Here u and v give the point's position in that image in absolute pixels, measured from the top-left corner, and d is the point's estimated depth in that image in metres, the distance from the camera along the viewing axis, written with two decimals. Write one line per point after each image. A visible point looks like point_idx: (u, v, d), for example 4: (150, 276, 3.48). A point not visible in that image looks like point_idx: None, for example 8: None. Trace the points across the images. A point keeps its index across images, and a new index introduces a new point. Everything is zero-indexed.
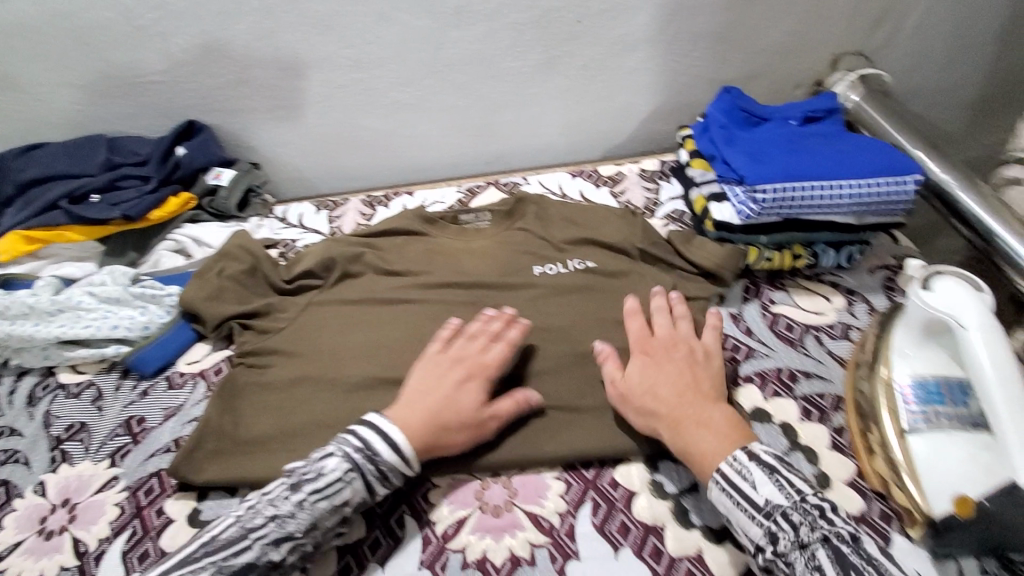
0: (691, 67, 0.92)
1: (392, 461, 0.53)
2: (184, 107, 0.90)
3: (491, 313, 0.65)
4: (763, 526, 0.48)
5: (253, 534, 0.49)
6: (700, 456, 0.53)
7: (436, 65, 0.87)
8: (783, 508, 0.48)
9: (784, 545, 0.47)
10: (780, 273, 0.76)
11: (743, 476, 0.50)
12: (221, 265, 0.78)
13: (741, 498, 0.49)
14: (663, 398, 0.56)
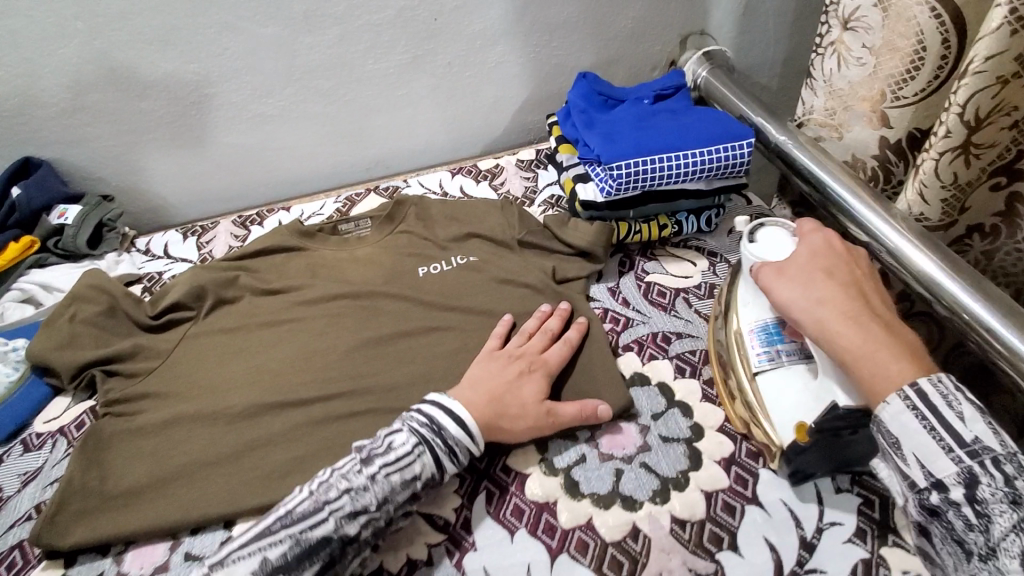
0: (553, 56, 0.94)
1: (458, 437, 0.55)
2: (13, 142, 0.81)
3: (548, 312, 0.68)
4: (959, 466, 0.42)
5: (333, 505, 0.50)
6: (871, 373, 0.47)
7: (293, 73, 0.84)
8: (991, 450, 0.42)
9: (986, 490, 0.41)
10: (651, 244, 0.80)
11: (950, 407, 0.44)
12: (73, 309, 0.72)
13: (939, 427, 0.43)
14: (823, 319, 0.51)
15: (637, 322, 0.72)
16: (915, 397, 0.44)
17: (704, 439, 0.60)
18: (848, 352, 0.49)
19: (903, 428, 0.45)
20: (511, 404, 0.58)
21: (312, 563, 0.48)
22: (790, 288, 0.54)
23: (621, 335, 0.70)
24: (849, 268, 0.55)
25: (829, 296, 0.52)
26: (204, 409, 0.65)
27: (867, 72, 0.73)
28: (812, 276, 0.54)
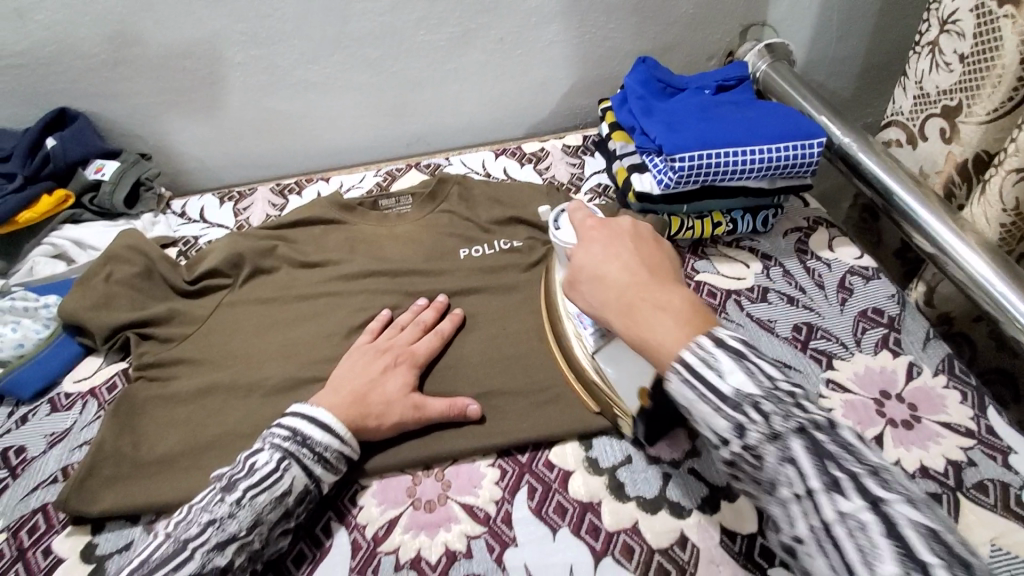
0: (609, 38, 0.91)
1: (328, 442, 0.52)
2: (52, 92, 0.79)
3: (422, 304, 0.67)
4: (731, 419, 0.37)
5: (191, 544, 0.46)
6: (649, 350, 0.41)
7: (342, 39, 0.81)
8: (753, 398, 0.37)
9: (753, 437, 0.36)
10: (701, 241, 0.77)
11: (709, 366, 0.38)
12: (109, 269, 0.70)
13: (703, 389, 0.38)
14: (607, 278, 0.45)
15: None
16: (680, 365, 0.39)
17: None
18: (637, 337, 0.42)
19: (683, 399, 0.39)
20: (375, 402, 0.55)
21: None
22: (593, 287, 0.46)
23: None
24: (633, 248, 0.47)
25: (632, 278, 0.44)
26: (239, 379, 0.64)
27: (955, 79, 0.69)
28: (606, 263, 0.46)
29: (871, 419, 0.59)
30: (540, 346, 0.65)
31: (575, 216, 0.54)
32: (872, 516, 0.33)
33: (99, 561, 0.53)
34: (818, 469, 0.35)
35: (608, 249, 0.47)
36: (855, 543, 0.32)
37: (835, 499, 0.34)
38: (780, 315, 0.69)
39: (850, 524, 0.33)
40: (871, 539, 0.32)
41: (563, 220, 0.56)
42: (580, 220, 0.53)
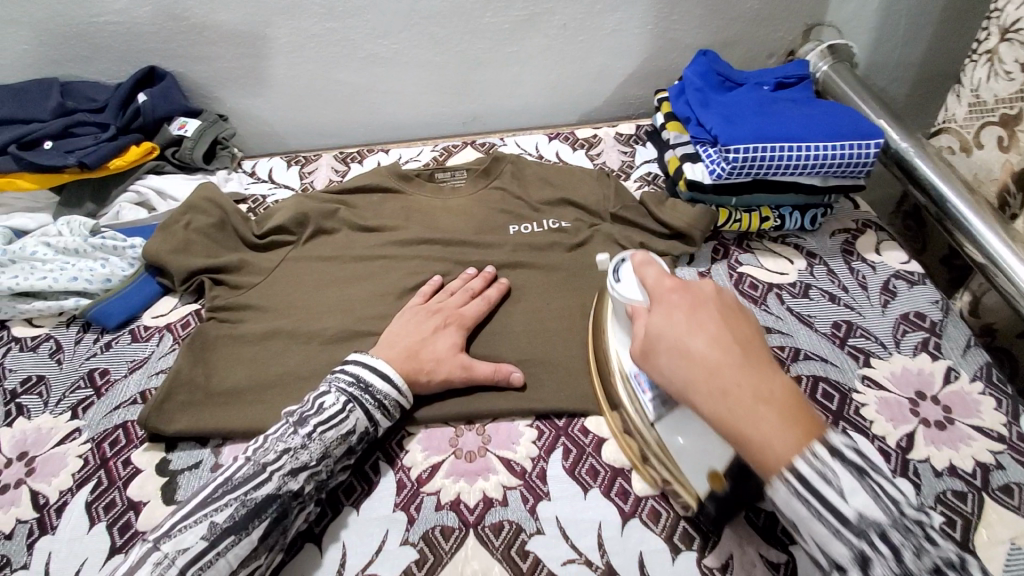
0: (671, 30, 0.92)
1: (387, 391, 0.56)
2: (144, 52, 0.85)
3: (472, 273, 0.70)
4: (850, 547, 0.36)
5: (270, 467, 0.50)
6: (761, 455, 0.38)
7: (413, 16, 0.84)
8: (878, 526, 0.36)
9: (880, 573, 0.35)
10: (748, 234, 0.78)
11: (826, 480, 0.37)
12: (188, 218, 0.76)
13: (822, 509, 0.37)
14: (693, 357, 0.41)
15: None
16: (798, 474, 0.37)
17: None
18: (749, 441, 0.38)
19: (792, 512, 0.38)
20: (426, 357, 0.59)
21: (260, 521, 0.49)
22: (676, 357, 0.42)
23: None
24: (721, 313, 0.43)
25: (719, 356, 0.40)
26: (300, 327, 0.69)
27: (1016, 88, 0.69)
28: (689, 335, 0.42)
29: (904, 417, 0.61)
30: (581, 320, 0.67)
31: (644, 268, 0.50)
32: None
33: (172, 475, 0.58)
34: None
35: (695, 313, 0.43)
36: None
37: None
38: (821, 312, 0.70)
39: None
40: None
41: (623, 272, 0.54)
42: (654, 279, 0.48)
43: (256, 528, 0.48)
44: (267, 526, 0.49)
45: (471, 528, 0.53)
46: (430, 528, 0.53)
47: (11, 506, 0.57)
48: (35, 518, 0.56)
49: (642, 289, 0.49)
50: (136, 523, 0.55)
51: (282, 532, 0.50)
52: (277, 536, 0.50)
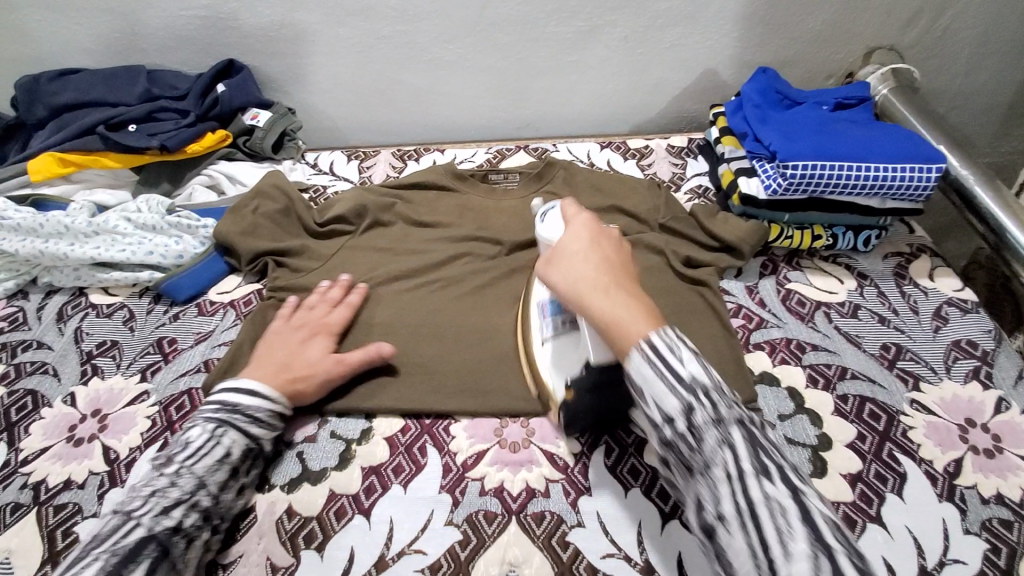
0: (728, 47, 0.93)
1: (258, 404, 0.58)
2: (225, 45, 0.91)
3: (327, 285, 0.71)
4: (682, 399, 0.42)
5: (141, 514, 0.49)
6: (619, 333, 0.45)
7: (479, 23, 0.88)
8: (705, 387, 0.42)
9: (700, 417, 0.42)
10: (798, 252, 0.79)
11: (672, 350, 0.43)
12: (256, 202, 0.80)
13: (663, 368, 0.43)
14: (586, 265, 0.50)
15: (771, 324, 0.71)
16: (648, 344, 0.44)
17: (831, 451, 0.59)
18: (609, 317, 0.46)
19: (643, 377, 0.43)
20: (299, 366, 0.61)
21: (138, 563, 0.46)
22: (558, 262, 0.51)
23: (752, 333, 0.70)
24: (612, 244, 0.53)
25: (602, 268, 0.50)
26: (355, 311, 0.72)
27: None
28: (585, 252, 0.51)
29: (952, 442, 0.60)
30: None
31: (566, 210, 0.58)
32: (791, 501, 0.39)
33: None
34: (751, 455, 0.41)
35: (581, 242, 0.52)
36: (774, 522, 0.38)
37: (764, 483, 0.40)
38: (869, 333, 0.70)
39: (772, 506, 0.39)
40: (788, 521, 0.38)
41: (548, 214, 0.60)
42: (573, 217, 0.56)
43: (135, 570, 0.46)
44: (149, 566, 0.47)
45: (514, 515, 0.55)
46: (475, 512, 0.55)
47: (84, 459, 0.61)
48: (106, 471, 0.60)
49: (556, 226, 0.58)
50: None
51: (174, 569, 0.48)
52: (168, 572, 0.48)
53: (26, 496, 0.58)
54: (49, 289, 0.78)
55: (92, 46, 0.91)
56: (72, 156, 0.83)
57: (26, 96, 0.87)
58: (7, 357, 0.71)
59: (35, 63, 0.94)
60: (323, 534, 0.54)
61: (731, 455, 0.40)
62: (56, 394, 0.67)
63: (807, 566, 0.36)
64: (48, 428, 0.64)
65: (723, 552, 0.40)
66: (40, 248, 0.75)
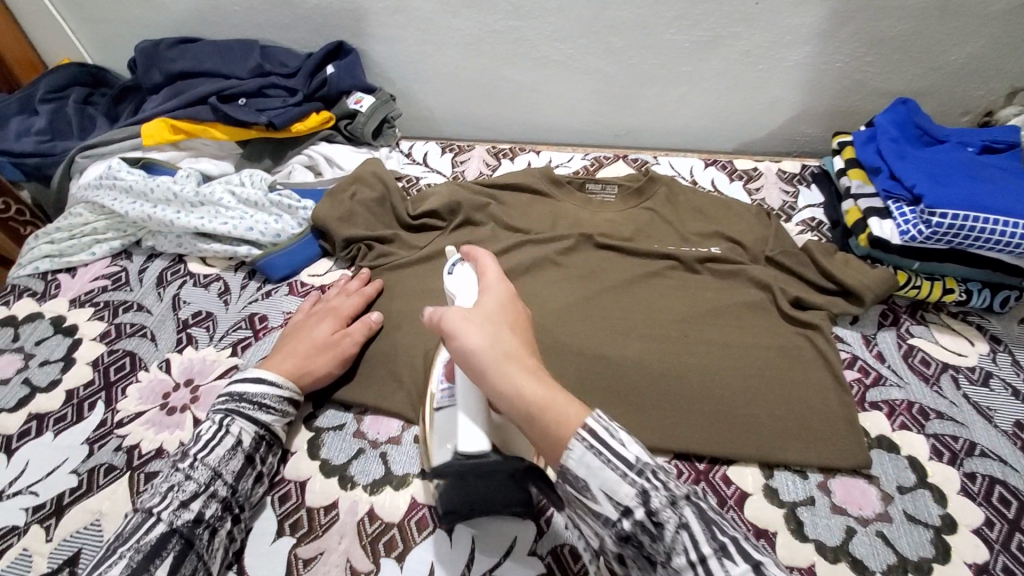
0: (860, 71, 0.86)
1: (264, 390, 0.57)
2: (337, 27, 0.90)
3: (347, 277, 0.72)
4: (636, 484, 0.37)
5: (160, 511, 0.48)
6: (554, 416, 0.40)
7: (595, 25, 0.84)
8: (653, 468, 0.38)
9: (656, 502, 0.37)
10: (923, 305, 0.72)
11: (613, 434, 0.39)
12: (354, 188, 0.80)
13: (611, 456, 0.38)
14: (501, 344, 0.44)
15: (890, 382, 0.65)
16: (588, 432, 0.38)
17: (956, 535, 0.54)
18: (542, 399, 0.41)
19: (587, 467, 0.38)
20: (304, 348, 0.62)
21: (162, 560, 0.46)
22: (476, 331, 0.45)
23: (868, 390, 0.64)
24: (519, 319, 0.48)
25: (513, 351, 0.44)
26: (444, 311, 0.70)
27: None
28: (495, 339, 0.44)
29: None
30: (723, 363, 0.65)
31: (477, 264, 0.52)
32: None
33: (318, 431, 0.61)
34: (707, 535, 0.36)
35: (502, 311, 0.47)
36: None
37: (724, 564, 0.35)
38: (1002, 406, 0.63)
39: None
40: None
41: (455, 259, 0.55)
42: (487, 276, 0.51)
43: (160, 566, 0.46)
44: (173, 560, 0.47)
45: None
46: (561, 544, 0.53)
47: (175, 429, 0.62)
48: None
49: (460, 280, 0.53)
50: (282, 470, 0.59)
51: (199, 560, 0.49)
52: (194, 564, 0.48)
53: (119, 459, 0.60)
54: (150, 253, 0.80)
55: (212, 17, 0.93)
56: (184, 124, 0.85)
57: (145, 60, 0.90)
58: (109, 316, 0.73)
59: (157, 27, 0.96)
60: (404, 544, 0.53)
61: (688, 538, 0.36)
62: (152, 359, 0.68)
63: None
64: (142, 393, 0.65)
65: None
66: (148, 213, 0.76)
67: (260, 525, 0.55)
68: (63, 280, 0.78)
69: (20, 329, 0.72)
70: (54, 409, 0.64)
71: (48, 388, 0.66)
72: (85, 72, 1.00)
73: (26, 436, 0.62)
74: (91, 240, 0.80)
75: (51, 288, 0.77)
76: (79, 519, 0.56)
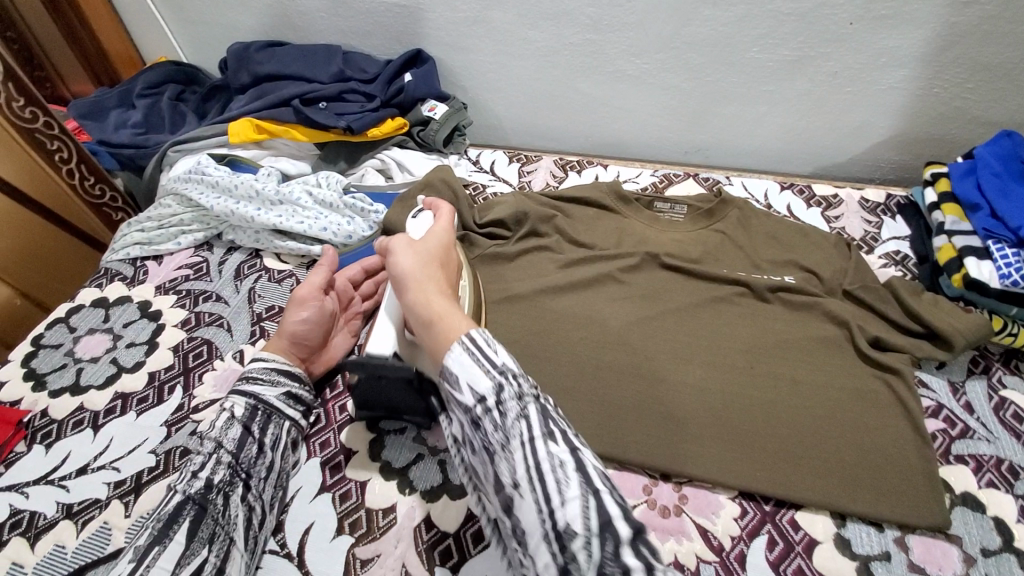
0: (960, 98, 0.80)
1: (253, 365, 0.61)
2: (416, 36, 0.92)
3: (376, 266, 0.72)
4: (493, 379, 0.42)
5: (176, 485, 0.52)
6: (442, 329, 0.45)
7: (674, 41, 0.82)
8: (515, 372, 0.43)
9: (506, 396, 0.42)
10: (1018, 354, 0.67)
11: (491, 347, 0.43)
12: (424, 195, 0.81)
13: (480, 357, 0.42)
14: (419, 264, 0.51)
15: (977, 435, 0.61)
16: (471, 337, 0.43)
17: None
18: (443, 312, 0.46)
19: (461, 365, 0.42)
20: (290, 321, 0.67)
21: (178, 525, 0.49)
22: (409, 255, 0.52)
23: (954, 442, 0.60)
24: (444, 257, 0.55)
25: (431, 274, 0.50)
26: (506, 324, 0.70)
27: None
28: (413, 260, 0.51)
29: None
30: (786, 397, 0.63)
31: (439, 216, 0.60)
32: (572, 458, 0.40)
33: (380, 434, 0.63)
34: (542, 422, 0.41)
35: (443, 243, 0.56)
36: (554, 477, 0.39)
37: (549, 444, 0.40)
38: None
39: (554, 463, 0.40)
40: (567, 474, 0.39)
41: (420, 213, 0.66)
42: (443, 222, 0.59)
43: (177, 532, 0.48)
44: (190, 525, 0.49)
45: None
46: None
47: None
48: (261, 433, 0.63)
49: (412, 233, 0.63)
50: (344, 469, 0.60)
51: (217, 525, 0.50)
52: (211, 528, 0.50)
53: (193, 444, 0.63)
54: (230, 246, 0.84)
55: (300, 23, 0.97)
56: (268, 124, 0.89)
57: (236, 63, 0.95)
58: (190, 304, 0.77)
59: (248, 31, 1.01)
60: (459, 555, 0.54)
61: (525, 428, 0.41)
62: (228, 349, 0.72)
63: (578, 509, 0.37)
64: (218, 381, 0.69)
65: (518, 517, 0.41)
66: (231, 208, 0.80)
67: (321, 521, 0.56)
68: (151, 267, 0.83)
69: (110, 311, 0.77)
70: (137, 389, 0.69)
71: (133, 368, 0.71)
72: (180, 71, 1.07)
73: (112, 413, 0.67)
74: (178, 231, 0.84)
75: (140, 274, 0.82)
76: (154, 498, 0.59)
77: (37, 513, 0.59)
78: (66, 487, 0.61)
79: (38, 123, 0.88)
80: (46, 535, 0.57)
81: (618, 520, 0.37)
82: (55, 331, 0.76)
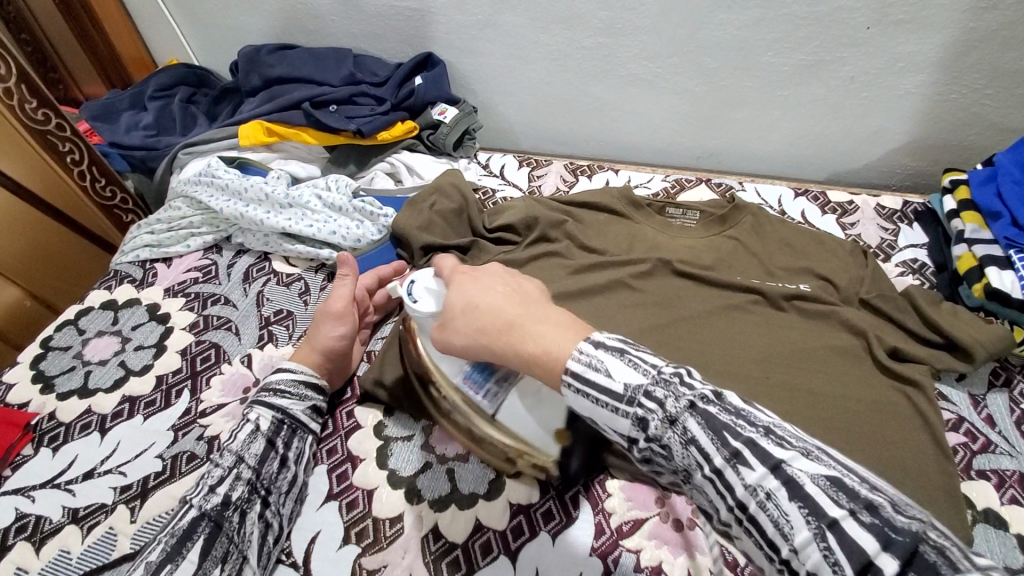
0: (981, 103, 0.79)
1: (280, 377, 0.60)
2: (427, 39, 0.92)
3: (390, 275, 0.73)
4: (629, 415, 0.38)
5: (192, 498, 0.51)
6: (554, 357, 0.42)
7: (687, 44, 0.81)
8: (649, 388, 0.37)
9: (654, 426, 0.37)
10: None
11: (596, 369, 0.39)
12: (433, 199, 0.80)
13: (597, 394, 0.38)
14: (486, 321, 0.47)
15: (999, 450, 0.60)
16: (588, 356, 0.39)
17: None
18: (540, 346, 0.42)
19: (589, 408, 0.40)
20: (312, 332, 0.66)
21: (193, 543, 0.48)
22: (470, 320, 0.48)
23: (975, 457, 0.59)
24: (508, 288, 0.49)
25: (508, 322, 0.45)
26: None
27: None
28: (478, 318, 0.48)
29: None
30: (812, 412, 0.61)
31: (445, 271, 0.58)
32: (773, 480, 0.32)
33: (387, 441, 0.62)
34: (716, 444, 0.34)
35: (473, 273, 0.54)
36: (769, 516, 0.32)
37: (738, 470, 0.33)
38: None
39: (759, 496, 0.32)
40: (781, 508, 0.31)
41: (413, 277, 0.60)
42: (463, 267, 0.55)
43: (191, 550, 0.48)
44: (204, 543, 0.48)
45: None
46: None
47: None
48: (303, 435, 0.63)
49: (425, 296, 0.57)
50: (351, 476, 0.59)
51: (231, 543, 0.50)
52: (225, 547, 0.49)
53: (200, 449, 0.63)
54: (238, 249, 0.84)
55: (310, 26, 0.97)
56: (278, 127, 0.89)
57: (247, 65, 0.95)
58: (198, 307, 0.77)
59: (259, 33, 1.02)
60: (467, 566, 0.53)
61: (698, 453, 0.35)
62: (235, 353, 0.71)
63: (815, 551, 0.30)
64: (225, 385, 0.68)
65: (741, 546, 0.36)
66: (241, 211, 0.80)
67: (328, 529, 0.56)
68: (160, 269, 0.82)
69: (119, 313, 0.77)
70: (145, 393, 0.68)
71: (141, 371, 0.70)
72: (191, 73, 1.07)
73: (119, 417, 0.66)
74: (187, 233, 0.84)
75: (149, 276, 0.82)
76: (160, 503, 0.58)
77: (43, 517, 0.59)
78: (72, 491, 0.60)
79: (51, 125, 0.89)
80: (51, 540, 0.57)
81: (875, 555, 0.29)
82: (64, 332, 0.76)
